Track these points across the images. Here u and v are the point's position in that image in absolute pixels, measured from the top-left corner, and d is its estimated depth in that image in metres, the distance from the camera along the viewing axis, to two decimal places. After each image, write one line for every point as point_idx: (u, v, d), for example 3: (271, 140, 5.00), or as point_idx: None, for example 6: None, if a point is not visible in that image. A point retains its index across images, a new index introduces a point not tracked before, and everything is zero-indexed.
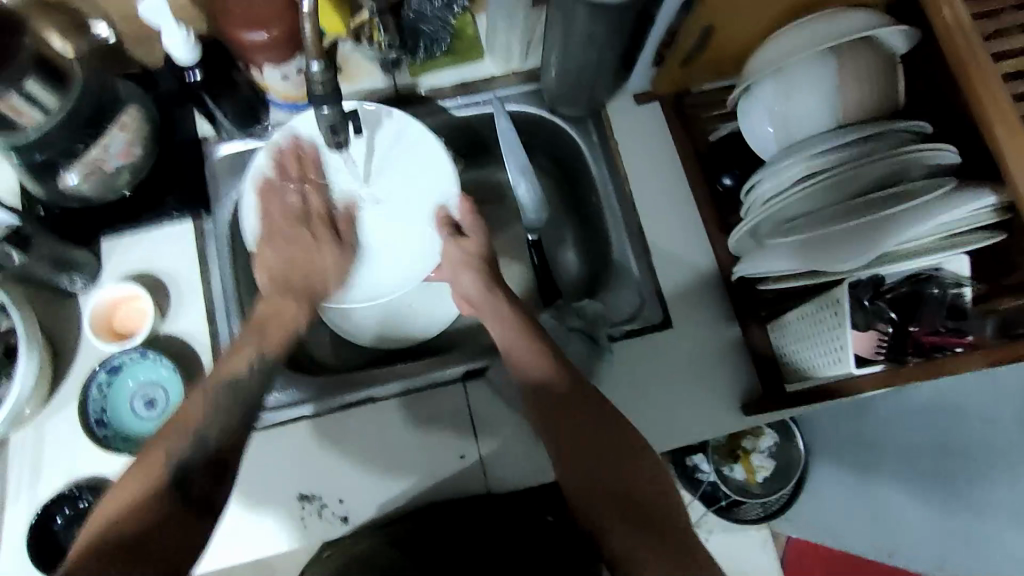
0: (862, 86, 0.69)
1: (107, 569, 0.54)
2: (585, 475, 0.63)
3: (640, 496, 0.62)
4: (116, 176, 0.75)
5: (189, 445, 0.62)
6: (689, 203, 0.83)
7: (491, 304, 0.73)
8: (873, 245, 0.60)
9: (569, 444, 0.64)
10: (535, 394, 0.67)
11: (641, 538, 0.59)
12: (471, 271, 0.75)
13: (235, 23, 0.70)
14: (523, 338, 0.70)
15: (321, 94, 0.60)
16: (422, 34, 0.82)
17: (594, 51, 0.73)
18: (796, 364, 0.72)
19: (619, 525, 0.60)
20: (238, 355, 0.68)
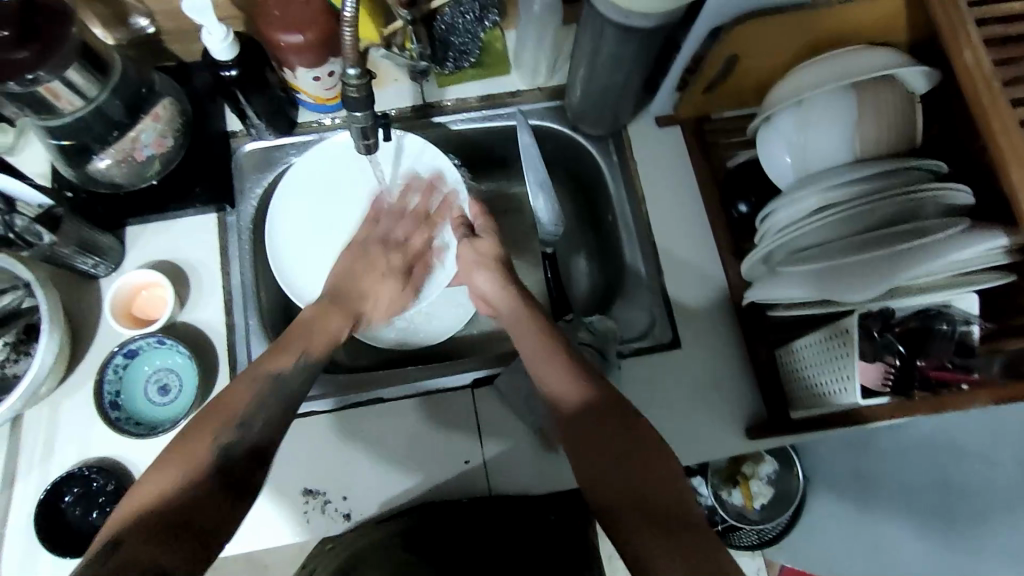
0: (881, 122, 0.70)
1: (145, 537, 0.49)
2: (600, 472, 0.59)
3: (654, 494, 0.56)
4: (147, 165, 0.77)
5: (235, 428, 0.59)
6: (704, 227, 0.84)
7: (508, 307, 0.76)
8: (883, 279, 0.61)
9: (593, 448, 0.61)
10: (556, 403, 0.66)
11: (667, 538, 0.52)
12: (489, 272, 0.79)
13: (273, 25, 0.72)
14: (540, 342, 0.71)
15: (355, 98, 0.62)
16: (451, 45, 0.83)
17: (621, 72, 0.75)
18: (802, 390, 0.73)
19: (642, 526, 0.54)
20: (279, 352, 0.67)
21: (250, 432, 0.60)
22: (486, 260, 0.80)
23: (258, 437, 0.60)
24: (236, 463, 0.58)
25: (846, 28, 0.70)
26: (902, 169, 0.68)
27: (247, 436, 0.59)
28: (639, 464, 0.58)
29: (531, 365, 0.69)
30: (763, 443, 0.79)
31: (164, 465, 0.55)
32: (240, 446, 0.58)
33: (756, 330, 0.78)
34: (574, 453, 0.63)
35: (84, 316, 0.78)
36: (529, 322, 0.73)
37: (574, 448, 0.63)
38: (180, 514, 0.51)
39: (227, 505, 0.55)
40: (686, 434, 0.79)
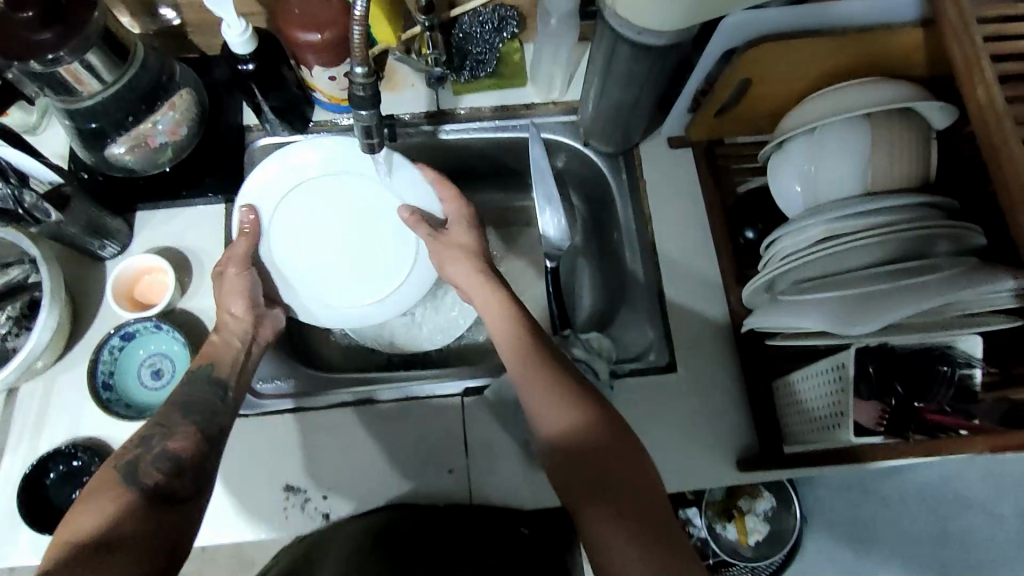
0: (896, 155, 0.68)
1: (87, 553, 0.49)
2: (592, 490, 0.58)
3: (645, 502, 0.57)
4: (160, 152, 0.79)
5: (146, 454, 0.59)
6: (709, 251, 0.83)
7: (487, 295, 0.75)
8: (882, 314, 0.59)
9: (582, 450, 0.61)
10: (536, 411, 0.64)
11: (640, 551, 0.54)
12: (465, 260, 0.79)
13: (293, 23, 0.73)
14: (522, 334, 0.70)
15: (361, 97, 0.63)
16: (469, 54, 0.84)
17: (633, 89, 0.75)
18: (796, 426, 0.71)
19: (622, 536, 0.55)
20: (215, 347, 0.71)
21: (152, 451, 0.59)
22: (458, 250, 0.79)
23: (174, 471, 0.58)
24: (159, 482, 0.57)
25: (861, 58, 0.70)
26: (914, 204, 0.66)
27: (157, 462, 0.58)
28: (630, 486, 0.58)
29: (518, 377, 0.67)
30: (755, 476, 0.77)
31: (91, 504, 0.54)
32: (147, 466, 0.58)
33: (755, 359, 0.77)
34: (564, 464, 0.62)
35: (88, 295, 0.79)
36: (512, 307, 0.73)
37: (565, 461, 0.62)
38: (115, 535, 0.51)
39: (158, 527, 0.54)
40: (676, 460, 0.77)
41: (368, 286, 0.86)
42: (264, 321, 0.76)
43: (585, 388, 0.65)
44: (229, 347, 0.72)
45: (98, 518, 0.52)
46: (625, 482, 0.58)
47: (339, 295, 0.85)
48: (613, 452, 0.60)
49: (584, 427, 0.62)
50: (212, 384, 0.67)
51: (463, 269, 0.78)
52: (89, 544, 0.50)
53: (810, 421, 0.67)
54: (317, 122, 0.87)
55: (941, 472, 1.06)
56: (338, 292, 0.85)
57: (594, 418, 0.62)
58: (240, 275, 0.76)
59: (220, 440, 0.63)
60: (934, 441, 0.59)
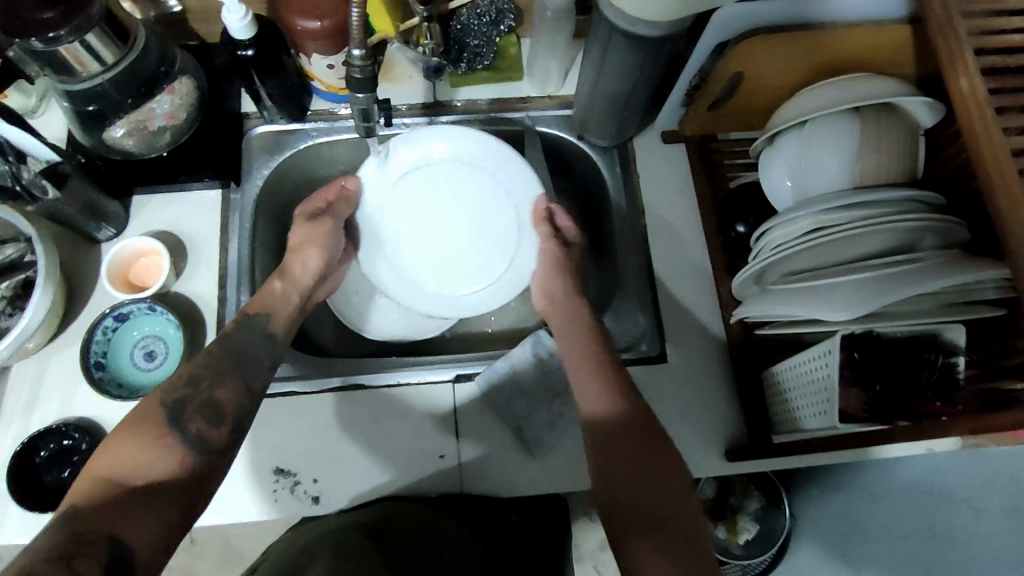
0: (884, 149, 0.70)
1: (121, 499, 0.52)
2: (615, 473, 0.61)
3: (664, 503, 0.58)
4: (158, 136, 0.80)
5: (198, 407, 0.61)
6: (700, 244, 0.84)
7: (571, 301, 0.79)
8: (868, 300, 0.60)
9: (608, 449, 0.63)
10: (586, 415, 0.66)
11: (657, 541, 0.55)
12: (557, 268, 0.82)
13: (293, 9, 0.74)
14: (578, 330, 0.75)
15: (357, 79, 0.65)
16: (467, 46, 0.85)
17: (629, 81, 0.76)
18: (786, 415, 0.71)
19: (638, 529, 0.56)
20: (275, 291, 0.75)
21: (201, 395, 0.62)
22: (558, 260, 0.82)
23: (206, 420, 0.61)
24: (202, 434, 0.60)
25: (849, 55, 0.71)
26: (900, 198, 0.68)
27: (201, 398, 0.61)
28: (655, 469, 0.60)
29: (568, 364, 0.71)
30: (743, 465, 0.78)
31: (131, 439, 0.57)
32: (192, 412, 0.60)
33: (746, 348, 0.77)
34: (595, 459, 0.63)
35: (83, 277, 0.80)
36: (581, 312, 0.77)
37: (597, 455, 0.64)
38: (152, 485, 0.54)
39: (190, 482, 0.57)
40: None
41: (476, 272, 0.87)
42: (326, 278, 0.82)
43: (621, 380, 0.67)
44: (287, 298, 0.75)
45: (139, 464, 0.55)
46: (650, 466, 0.60)
47: (437, 284, 0.88)
48: (641, 453, 0.61)
49: (614, 417, 0.64)
50: (264, 341, 0.69)
51: (558, 283, 0.81)
52: (123, 491, 0.52)
53: (799, 410, 0.68)
54: (315, 112, 0.88)
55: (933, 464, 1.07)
56: (434, 278, 0.88)
57: (615, 418, 0.64)
58: (332, 226, 0.81)
59: (257, 392, 0.66)
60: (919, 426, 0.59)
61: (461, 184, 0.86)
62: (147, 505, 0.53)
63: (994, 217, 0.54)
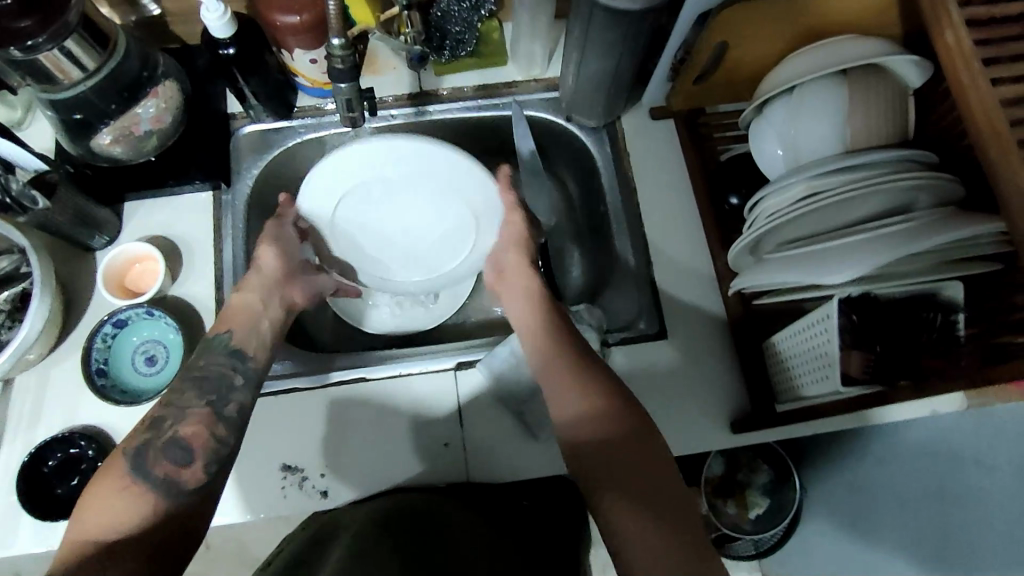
0: (871, 113, 0.70)
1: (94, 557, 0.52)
2: (602, 464, 0.59)
3: (655, 498, 0.56)
4: (144, 140, 0.79)
5: (172, 448, 0.61)
6: (694, 218, 0.84)
7: (528, 279, 0.80)
8: (862, 262, 0.60)
9: (590, 448, 0.61)
10: (563, 416, 0.64)
11: (649, 540, 0.53)
12: (520, 249, 0.83)
13: (272, 5, 0.73)
14: (545, 318, 0.74)
15: (340, 70, 0.64)
16: (449, 33, 0.84)
17: (612, 58, 0.75)
18: (789, 383, 0.71)
19: (631, 527, 0.54)
20: (237, 308, 0.73)
21: (163, 437, 0.62)
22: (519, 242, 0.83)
23: (174, 462, 0.60)
24: (179, 476, 0.60)
25: (833, 19, 0.71)
26: (892, 159, 0.67)
27: (163, 438, 0.61)
28: (644, 463, 0.58)
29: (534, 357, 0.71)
30: (748, 437, 0.78)
31: (100, 497, 0.57)
32: (156, 456, 0.60)
33: (745, 319, 0.77)
34: (578, 455, 0.62)
35: (80, 286, 0.80)
36: (539, 292, 0.78)
37: (578, 452, 0.62)
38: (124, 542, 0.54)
39: (167, 532, 0.57)
40: (670, 423, 0.78)
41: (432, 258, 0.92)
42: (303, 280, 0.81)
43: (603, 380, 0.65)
44: (250, 313, 0.73)
45: (110, 521, 0.55)
46: (632, 466, 0.58)
47: (396, 269, 0.91)
48: (624, 448, 0.59)
49: (602, 416, 0.62)
50: (229, 352, 0.69)
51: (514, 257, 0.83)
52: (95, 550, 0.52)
53: (801, 377, 0.68)
54: (302, 108, 0.88)
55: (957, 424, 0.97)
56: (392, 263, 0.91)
57: (594, 410, 0.63)
58: (277, 224, 0.82)
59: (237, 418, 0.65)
60: None
61: (414, 180, 0.88)
62: (121, 559, 0.52)
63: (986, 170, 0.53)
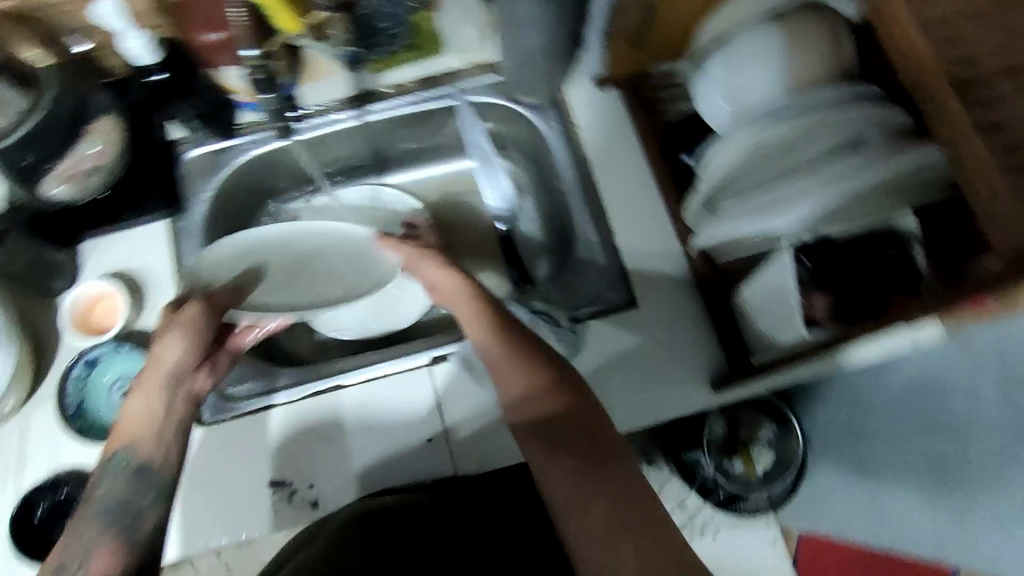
0: (811, 51, 0.69)
1: None
2: (556, 458, 0.59)
3: (611, 489, 0.56)
4: (89, 180, 0.79)
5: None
6: (649, 182, 0.83)
7: (444, 279, 0.71)
8: (808, 206, 0.60)
9: (548, 441, 0.60)
10: (521, 402, 0.63)
11: (605, 532, 0.54)
12: (433, 262, 0.73)
13: (196, 24, 0.74)
14: (477, 305, 0.67)
15: None
16: (380, 29, 0.84)
17: (541, 34, 0.74)
18: (760, 335, 0.71)
19: (585, 521, 0.55)
20: (132, 420, 0.65)
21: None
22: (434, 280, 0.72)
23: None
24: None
25: None
26: (838, 97, 0.66)
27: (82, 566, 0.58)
28: (601, 457, 0.58)
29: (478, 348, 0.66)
30: (729, 393, 0.77)
31: None
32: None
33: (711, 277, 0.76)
34: (537, 440, 0.61)
35: (47, 332, 0.80)
36: (469, 288, 0.69)
37: (535, 442, 0.61)
38: None
39: None
40: (649, 390, 0.77)
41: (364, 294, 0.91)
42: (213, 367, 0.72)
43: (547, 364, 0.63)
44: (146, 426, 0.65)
45: None
46: (588, 459, 0.58)
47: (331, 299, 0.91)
48: (583, 440, 0.59)
49: (557, 407, 0.61)
50: (131, 472, 0.63)
51: (431, 267, 0.72)
52: None
53: (769, 328, 0.68)
54: (245, 125, 0.87)
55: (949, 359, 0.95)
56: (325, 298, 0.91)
57: (552, 401, 0.62)
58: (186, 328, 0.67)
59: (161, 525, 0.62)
60: None
61: None
62: None
63: (931, 109, 0.51)
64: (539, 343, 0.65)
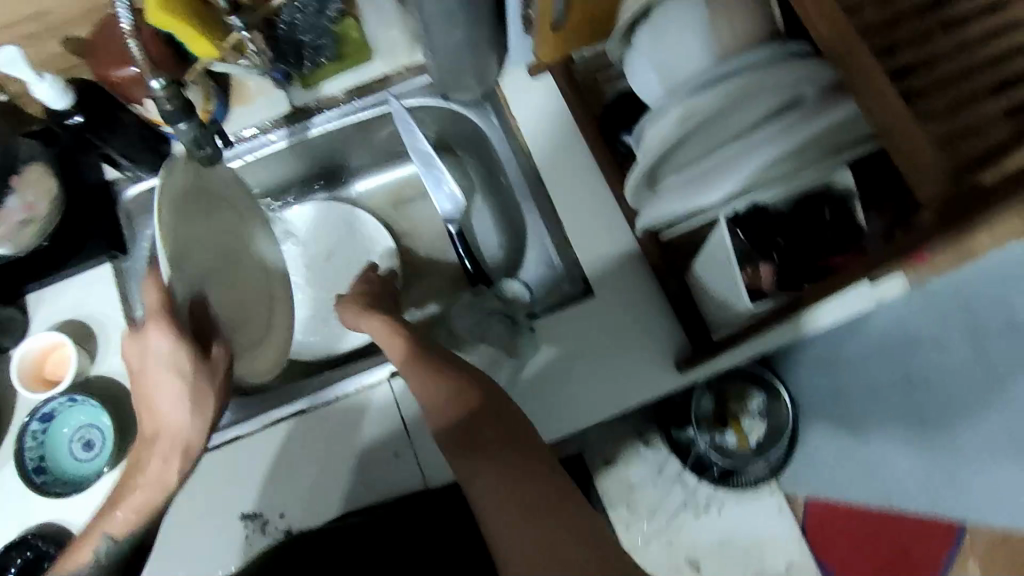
0: (735, 13, 0.66)
1: None
2: (478, 461, 0.55)
3: (535, 483, 0.53)
4: (23, 229, 0.77)
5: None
6: (591, 165, 0.80)
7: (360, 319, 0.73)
8: (736, 176, 0.58)
9: (467, 445, 0.57)
10: (436, 414, 0.60)
11: (534, 527, 0.50)
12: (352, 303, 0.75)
13: (108, 60, 0.75)
14: (391, 333, 0.68)
15: (172, 109, 0.66)
16: (303, 44, 0.83)
17: (459, 28, 0.73)
18: (715, 311, 0.70)
19: (513, 519, 0.51)
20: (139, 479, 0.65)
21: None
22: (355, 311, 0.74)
23: None
24: None
25: None
26: (768, 57, 0.64)
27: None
28: (523, 453, 0.55)
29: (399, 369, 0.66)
30: (696, 372, 0.75)
31: None
32: None
33: (662, 255, 0.74)
34: (456, 447, 0.58)
35: (1, 390, 0.79)
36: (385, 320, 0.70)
37: (455, 449, 0.58)
38: None
39: None
40: (615, 379, 0.76)
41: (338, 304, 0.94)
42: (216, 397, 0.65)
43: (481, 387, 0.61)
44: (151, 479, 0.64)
45: None
46: (509, 454, 0.55)
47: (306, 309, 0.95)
48: (503, 438, 0.57)
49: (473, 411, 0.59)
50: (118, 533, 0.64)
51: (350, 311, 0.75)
52: None
53: (721, 304, 0.67)
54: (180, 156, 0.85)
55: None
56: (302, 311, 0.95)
57: (466, 404, 0.59)
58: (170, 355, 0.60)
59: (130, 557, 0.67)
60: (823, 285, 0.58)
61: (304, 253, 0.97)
62: None
63: (834, 62, 0.49)
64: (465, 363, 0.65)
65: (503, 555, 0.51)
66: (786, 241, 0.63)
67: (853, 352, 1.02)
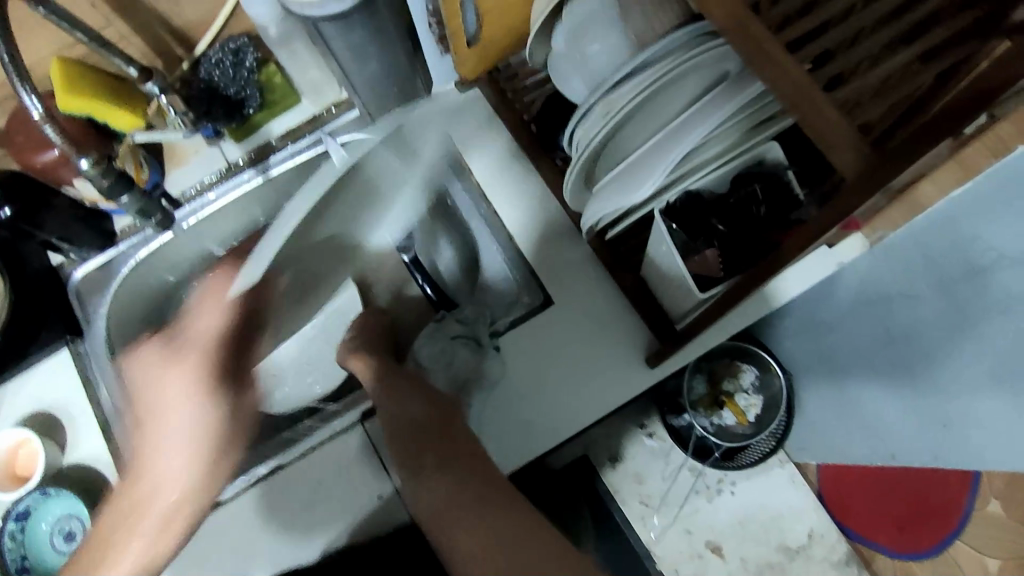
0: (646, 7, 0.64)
1: None
2: (445, 477, 0.63)
3: (494, 488, 0.62)
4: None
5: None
6: (532, 174, 0.80)
7: (340, 354, 0.80)
8: (656, 173, 0.57)
9: (436, 459, 0.65)
10: (406, 428, 0.67)
11: (492, 528, 0.59)
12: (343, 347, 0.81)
13: (28, 148, 0.76)
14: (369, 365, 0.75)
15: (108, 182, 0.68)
16: (229, 96, 0.83)
17: (373, 60, 0.72)
18: (673, 303, 0.69)
19: (473, 524, 0.60)
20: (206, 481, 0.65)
21: None
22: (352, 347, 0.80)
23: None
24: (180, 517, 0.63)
25: None
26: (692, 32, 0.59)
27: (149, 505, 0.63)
28: (483, 466, 0.64)
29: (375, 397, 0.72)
30: (668, 365, 0.74)
31: None
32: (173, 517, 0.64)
33: (613, 253, 0.72)
34: (423, 463, 0.65)
35: None
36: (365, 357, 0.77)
37: (421, 463, 0.65)
38: None
39: None
40: (587, 383, 0.75)
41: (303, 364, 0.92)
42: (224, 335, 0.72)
43: (437, 413, 0.68)
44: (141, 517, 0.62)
45: None
46: (472, 466, 0.64)
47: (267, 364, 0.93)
48: (465, 453, 0.65)
49: (442, 428, 0.67)
50: None
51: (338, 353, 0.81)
52: None
53: (675, 296, 0.67)
54: (124, 230, 0.85)
55: (872, 264, 0.82)
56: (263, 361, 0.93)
57: (432, 419, 0.68)
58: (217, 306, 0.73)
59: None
60: (760, 267, 0.57)
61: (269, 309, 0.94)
62: None
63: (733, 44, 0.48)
64: (432, 389, 0.72)
65: (459, 555, 0.59)
66: (726, 226, 0.63)
67: (820, 314, 1.01)
